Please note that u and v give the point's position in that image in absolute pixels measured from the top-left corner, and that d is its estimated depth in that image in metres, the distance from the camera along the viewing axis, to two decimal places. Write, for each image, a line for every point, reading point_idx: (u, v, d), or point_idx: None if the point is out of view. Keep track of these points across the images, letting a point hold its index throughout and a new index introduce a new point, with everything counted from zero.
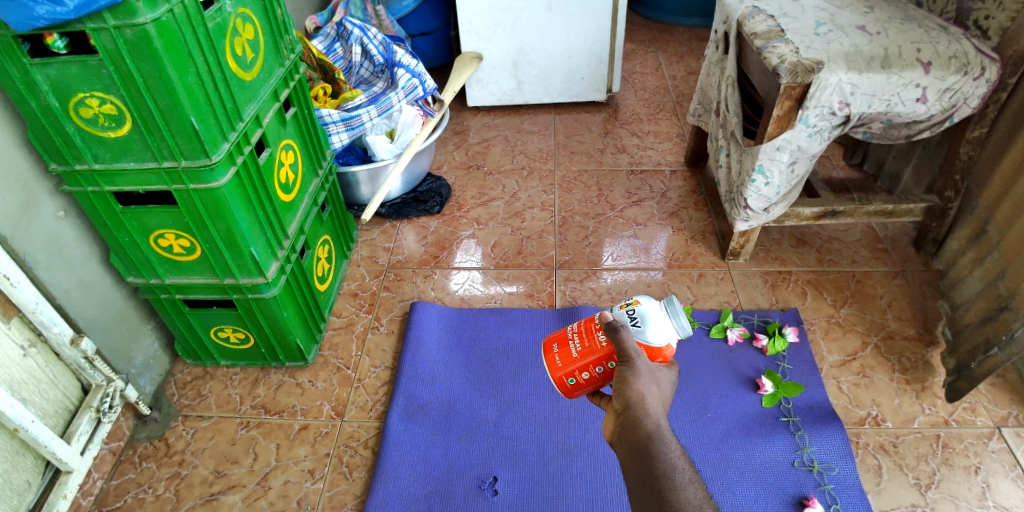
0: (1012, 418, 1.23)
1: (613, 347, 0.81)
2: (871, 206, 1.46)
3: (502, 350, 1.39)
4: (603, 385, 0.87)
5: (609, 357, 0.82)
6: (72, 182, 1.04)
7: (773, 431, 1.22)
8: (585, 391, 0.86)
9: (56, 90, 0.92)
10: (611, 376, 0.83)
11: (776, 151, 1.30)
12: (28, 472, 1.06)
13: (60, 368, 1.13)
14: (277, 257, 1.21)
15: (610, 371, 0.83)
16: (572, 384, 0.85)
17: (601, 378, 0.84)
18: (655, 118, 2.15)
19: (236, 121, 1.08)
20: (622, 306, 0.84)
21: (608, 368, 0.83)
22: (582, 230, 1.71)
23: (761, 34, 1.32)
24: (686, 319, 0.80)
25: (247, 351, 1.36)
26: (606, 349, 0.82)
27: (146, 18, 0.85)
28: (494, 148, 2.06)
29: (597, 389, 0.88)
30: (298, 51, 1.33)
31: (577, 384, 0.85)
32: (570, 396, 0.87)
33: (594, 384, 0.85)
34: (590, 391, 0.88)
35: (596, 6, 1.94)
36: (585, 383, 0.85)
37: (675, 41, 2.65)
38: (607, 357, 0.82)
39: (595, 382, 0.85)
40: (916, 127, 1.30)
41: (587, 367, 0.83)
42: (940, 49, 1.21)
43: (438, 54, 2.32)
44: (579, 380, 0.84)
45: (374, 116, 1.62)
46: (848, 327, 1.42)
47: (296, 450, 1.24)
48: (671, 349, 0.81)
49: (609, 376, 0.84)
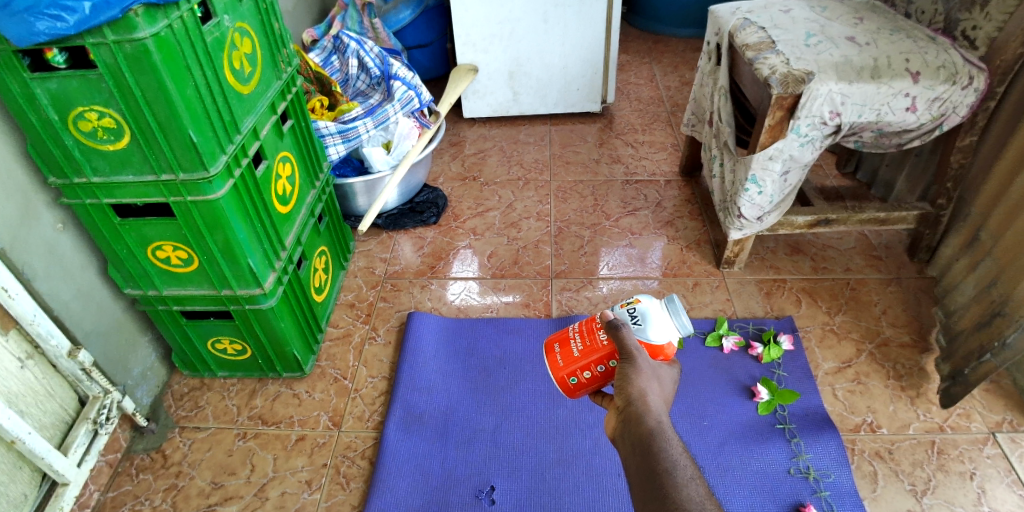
0: (1007, 424, 1.24)
1: (615, 346, 0.82)
2: (863, 214, 1.48)
3: (500, 359, 1.40)
4: (605, 385, 0.88)
5: (610, 356, 0.83)
6: (71, 194, 1.04)
7: (769, 438, 1.22)
8: (586, 391, 0.87)
9: (56, 103, 0.93)
10: (613, 375, 0.84)
11: (769, 160, 1.31)
12: (24, 484, 1.06)
13: (59, 379, 1.13)
14: (275, 268, 1.22)
15: (610, 371, 0.84)
16: (573, 384, 0.86)
17: (603, 377, 0.85)
18: (650, 128, 2.17)
19: (234, 134, 1.09)
20: (623, 305, 0.85)
21: (609, 367, 0.84)
22: (578, 239, 1.72)
23: (753, 45, 1.34)
24: (686, 318, 0.80)
25: (245, 362, 1.36)
26: (607, 347, 0.83)
27: (145, 33, 0.86)
28: (490, 159, 2.08)
29: (599, 389, 0.88)
30: (295, 64, 1.35)
31: (578, 383, 0.86)
32: (572, 396, 0.88)
33: (596, 383, 0.86)
34: (592, 391, 0.89)
35: (591, 18, 1.96)
36: (586, 383, 0.86)
37: (669, 52, 2.68)
38: (609, 355, 0.83)
39: (597, 381, 0.86)
40: (907, 135, 1.31)
41: (588, 366, 0.84)
42: (929, 59, 1.23)
43: (435, 67, 2.34)
44: (581, 380, 0.85)
45: (371, 128, 1.64)
46: (842, 334, 1.43)
47: (294, 461, 1.24)
48: (672, 347, 0.82)
49: (610, 375, 0.85)
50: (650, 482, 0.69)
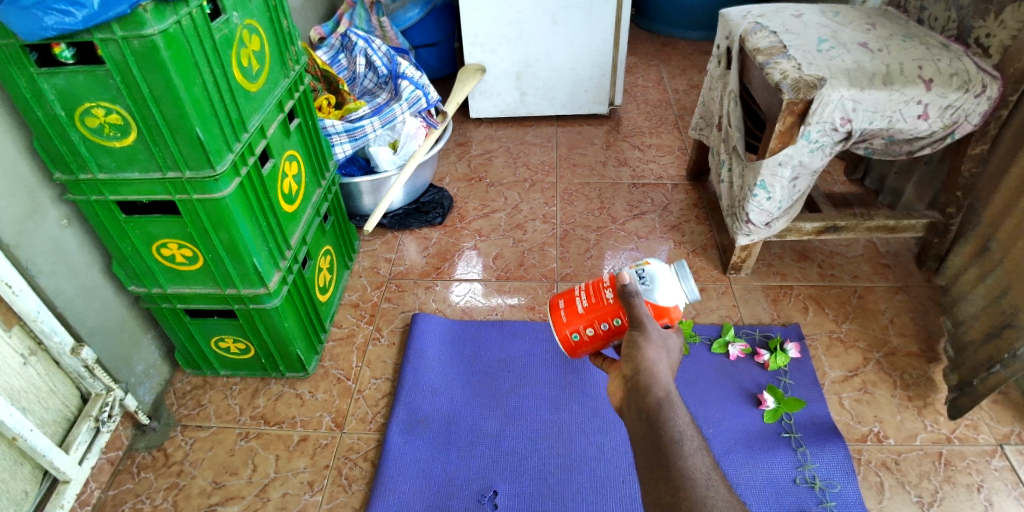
0: (1014, 436, 1.23)
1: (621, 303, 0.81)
2: (873, 221, 1.46)
3: (503, 363, 1.39)
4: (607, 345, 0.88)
5: (614, 314, 0.82)
6: (77, 191, 1.04)
7: (775, 446, 1.21)
8: (588, 350, 0.87)
9: (62, 99, 0.93)
10: (615, 333, 0.84)
11: (778, 166, 1.30)
12: (25, 481, 1.06)
13: (61, 377, 1.13)
14: (279, 267, 1.22)
15: (614, 329, 0.84)
16: (576, 341, 0.86)
17: (606, 336, 0.85)
18: (657, 131, 2.16)
19: (241, 132, 1.08)
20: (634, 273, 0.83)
21: (612, 325, 0.83)
22: (584, 242, 1.71)
23: (763, 50, 1.33)
24: (695, 283, 0.80)
25: (248, 361, 1.35)
26: (612, 305, 0.82)
27: (153, 30, 0.85)
28: (496, 160, 2.07)
29: (600, 349, 0.88)
30: (302, 62, 1.34)
31: (581, 340, 0.86)
32: (573, 355, 0.88)
33: (598, 342, 0.86)
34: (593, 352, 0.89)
35: (599, 20, 1.96)
36: (588, 340, 0.86)
37: (677, 55, 2.67)
38: (613, 314, 0.83)
39: (599, 340, 0.86)
40: (917, 143, 1.30)
41: (592, 323, 0.84)
42: (942, 67, 1.22)
43: (442, 66, 2.34)
44: (583, 337, 0.85)
45: (378, 127, 1.63)
46: (850, 343, 1.41)
47: (296, 462, 1.23)
48: (678, 311, 0.81)
49: (613, 334, 0.85)
50: (654, 457, 0.69)
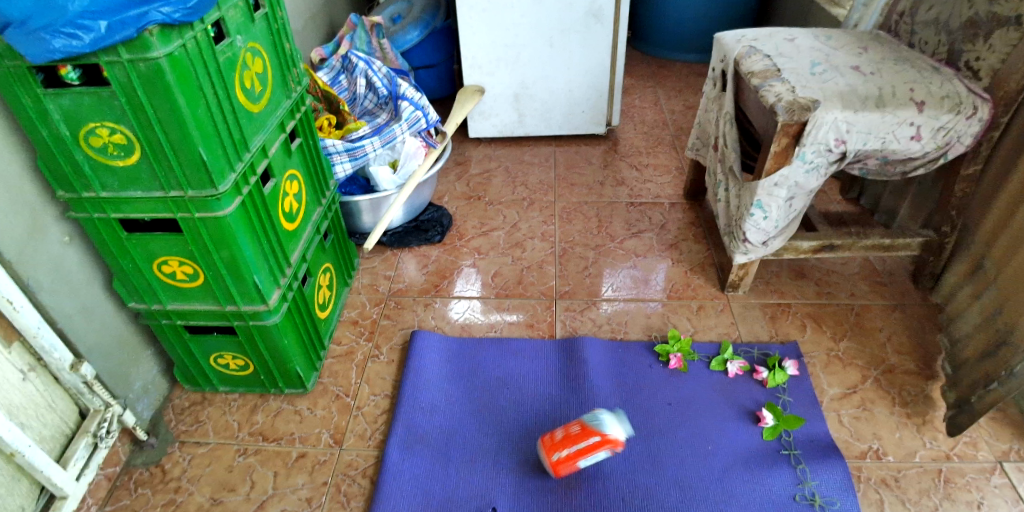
0: (1014, 453, 1.22)
1: (585, 430, 1.16)
2: (868, 240, 1.48)
3: (502, 380, 1.39)
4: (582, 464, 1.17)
5: (586, 437, 1.15)
6: (79, 208, 1.05)
7: (774, 463, 1.21)
8: (567, 469, 1.16)
9: (68, 119, 0.95)
10: (590, 449, 1.15)
11: (774, 187, 1.32)
12: (22, 497, 1.06)
13: (60, 393, 1.13)
14: (279, 285, 1.23)
15: (589, 446, 1.15)
16: (557, 459, 1.16)
17: (581, 452, 1.15)
18: (654, 151, 2.18)
19: (243, 152, 1.10)
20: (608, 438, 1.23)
21: (586, 442, 1.15)
22: (582, 260, 1.72)
23: (759, 73, 1.35)
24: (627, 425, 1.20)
25: (247, 378, 1.36)
26: (581, 434, 1.16)
27: (159, 53, 0.88)
28: (495, 180, 2.09)
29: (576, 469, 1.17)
30: (304, 84, 1.37)
31: (561, 460, 1.15)
32: (557, 472, 1.16)
33: (574, 458, 1.15)
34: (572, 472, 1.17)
35: (597, 42, 1.99)
36: (566, 459, 1.15)
37: (674, 76, 2.71)
38: (586, 437, 1.15)
39: (574, 456, 1.15)
40: (911, 164, 1.32)
41: (568, 437, 1.17)
42: (933, 89, 1.24)
43: (441, 87, 2.37)
44: (562, 456, 1.15)
45: (378, 147, 1.65)
46: (847, 360, 1.42)
47: (294, 478, 1.23)
48: (619, 441, 1.16)
49: (589, 450, 1.15)
50: None
